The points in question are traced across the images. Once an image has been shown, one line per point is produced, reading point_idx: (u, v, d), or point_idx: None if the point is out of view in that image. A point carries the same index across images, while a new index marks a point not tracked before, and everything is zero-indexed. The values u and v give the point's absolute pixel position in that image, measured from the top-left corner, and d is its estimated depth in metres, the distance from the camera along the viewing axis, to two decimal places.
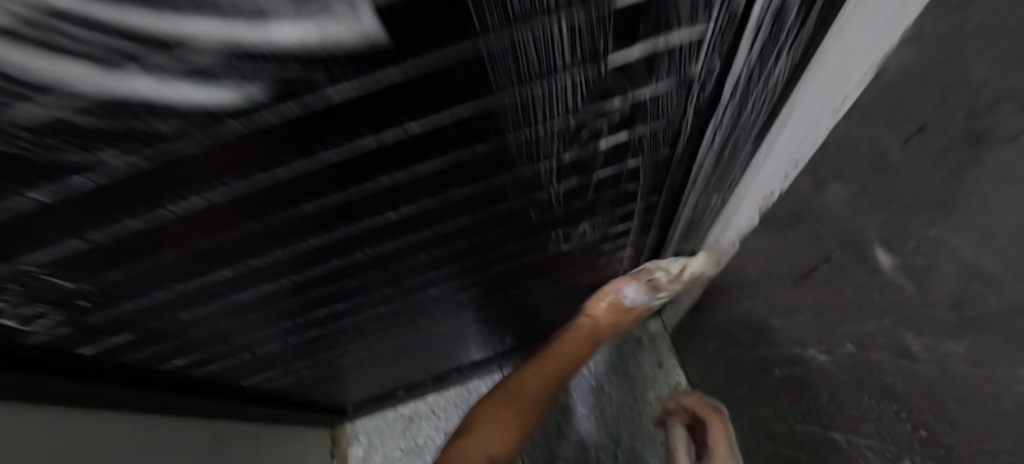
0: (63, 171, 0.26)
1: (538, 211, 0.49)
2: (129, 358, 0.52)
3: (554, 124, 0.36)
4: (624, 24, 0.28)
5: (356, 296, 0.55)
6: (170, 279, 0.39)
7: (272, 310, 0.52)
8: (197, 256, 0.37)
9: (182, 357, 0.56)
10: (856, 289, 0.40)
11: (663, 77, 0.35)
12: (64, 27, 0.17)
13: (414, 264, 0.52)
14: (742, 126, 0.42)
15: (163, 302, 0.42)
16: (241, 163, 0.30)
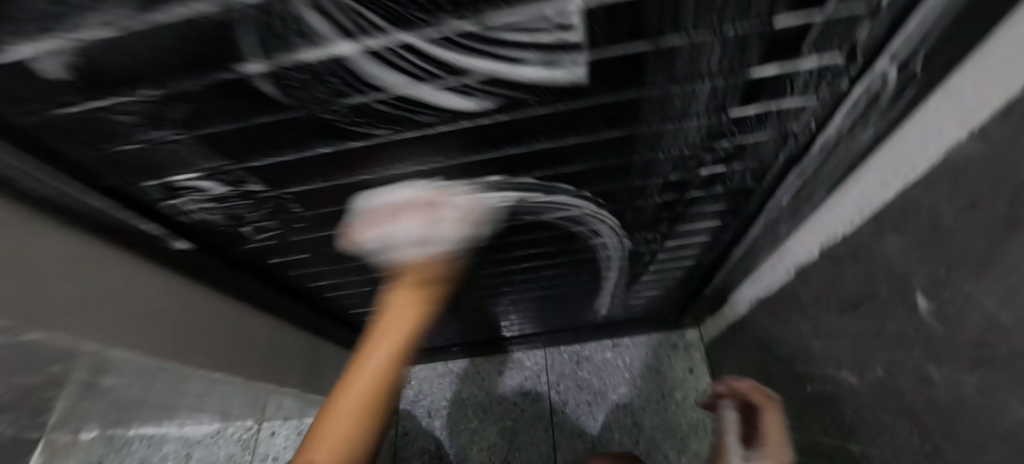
0: (355, 131, 0.38)
1: (630, 216, 0.59)
2: (291, 272, 0.65)
3: (675, 152, 0.45)
4: (753, 91, 0.39)
5: (468, 256, 0.67)
6: None
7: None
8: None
9: (323, 279, 0.70)
10: (895, 324, 0.48)
11: (768, 129, 0.44)
12: (417, 55, 0.31)
13: (523, 239, 0.63)
14: (821, 177, 0.51)
15: (336, 235, 0.55)
16: (444, 147, 0.42)
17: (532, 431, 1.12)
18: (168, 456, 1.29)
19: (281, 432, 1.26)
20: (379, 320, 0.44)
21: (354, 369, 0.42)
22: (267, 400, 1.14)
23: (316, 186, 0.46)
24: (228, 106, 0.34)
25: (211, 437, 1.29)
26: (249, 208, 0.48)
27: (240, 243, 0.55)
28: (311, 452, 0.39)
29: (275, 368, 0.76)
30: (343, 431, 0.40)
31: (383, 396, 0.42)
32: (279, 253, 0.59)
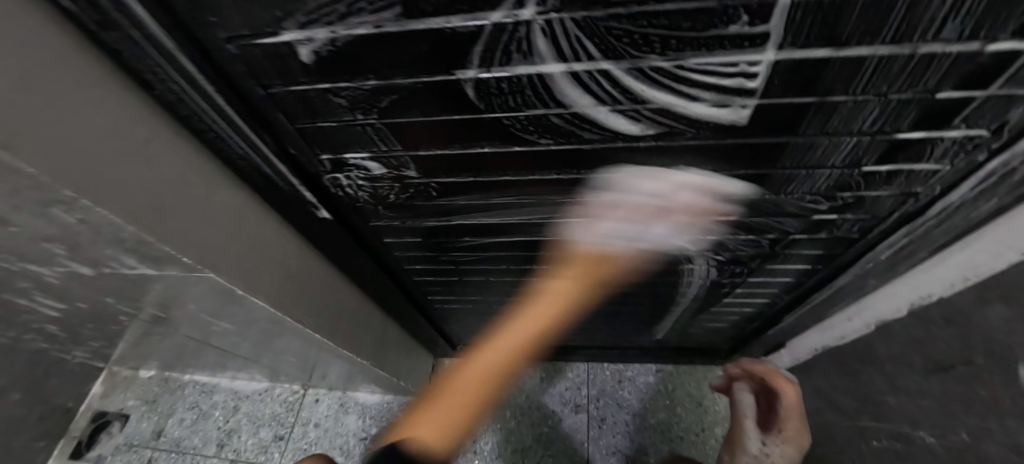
0: (519, 138, 0.43)
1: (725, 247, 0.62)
2: (395, 252, 0.71)
3: (797, 195, 0.50)
4: (890, 151, 0.42)
5: (558, 262, 0.72)
6: (485, 209, 0.58)
7: (495, 253, 0.70)
8: (503, 203, 0.56)
9: (419, 263, 0.75)
10: (990, 391, 0.48)
11: (891, 187, 0.47)
12: (609, 81, 0.35)
13: (617, 253, 0.67)
14: (928, 238, 0.53)
15: (455, 222, 0.61)
16: (590, 162, 0.46)
17: (567, 442, 1.15)
18: (218, 404, 1.37)
19: (324, 400, 1.32)
20: (520, 319, 0.64)
21: (479, 355, 0.62)
22: (321, 367, 1.20)
23: (458, 179, 0.52)
24: (427, 103, 0.40)
25: (258, 394, 1.36)
26: (394, 189, 0.54)
27: (369, 218, 0.62)
28: (438, 409, 0.59)
29: (355, 341, 0.81)
30: (475, 396, 0.60)
31: (514, 361, 0.63)
32: (395, 233, 0.65)
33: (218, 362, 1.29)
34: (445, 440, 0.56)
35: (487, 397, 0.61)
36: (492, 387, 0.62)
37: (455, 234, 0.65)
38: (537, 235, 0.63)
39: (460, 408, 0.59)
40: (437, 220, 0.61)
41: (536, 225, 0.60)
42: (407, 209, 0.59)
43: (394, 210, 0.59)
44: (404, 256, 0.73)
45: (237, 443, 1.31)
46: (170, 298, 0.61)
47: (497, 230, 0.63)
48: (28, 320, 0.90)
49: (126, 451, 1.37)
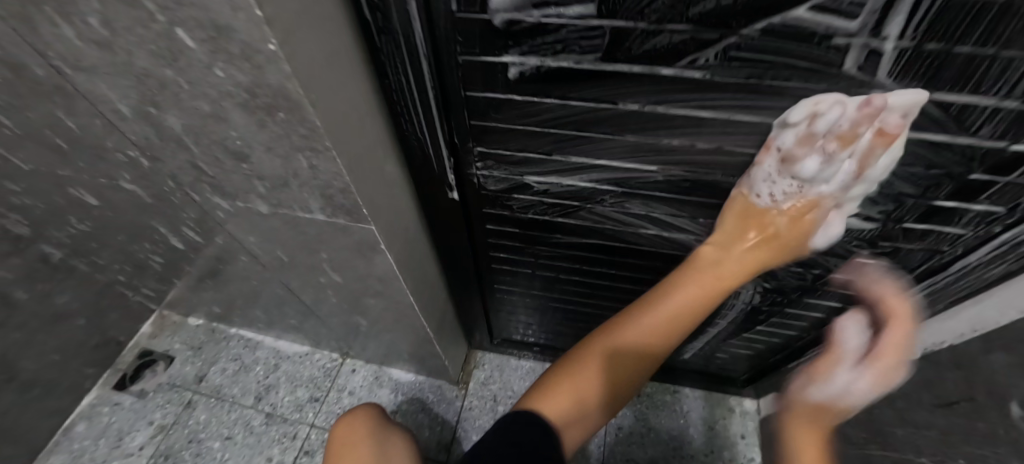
0: (643, 156, 0.58)
1: (775, 277, 0.77)
2: (492, 242, 0.85)
3: (846, 238, 0.65)
4: (927, 212, 0.56)
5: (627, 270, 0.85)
6: (585, 213, 0.71)
7: (575, 255, 0.84)
8: (603, 209, 0.69)
9: (506, 255, 0.88)
10: (987, 424, 0.54)
11: (924, 242, 0.61)
12: (730, 119, 0.51)
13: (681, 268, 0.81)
14: (946, 292, 0.65)
15: (556, 221, 0.75)
16: (689, 182, 0.61)
17: (583, 443, 1.34)
18: (259, 360, 1.58)
19: (360, 371, 1.53)
20: (654, 301, 0.72)
21: (625, 328, 0.74)
22: (368, 339, 1.36)
23: (575, 183, 0.65)
24: (584, 120, 0.55)
25: (299, 356, 1.58)
26: (524, 185, 0.68)
27: (485, 207, 0.75)
28: (583, 375, 0.75)
29: (425, 308, 0.93)
30: (600, 364, 0.75)
31: (665, 340, 0.73)
32: (501, 222, 0.79)
33: (275, 323, 1.49)
34: (582, 398, 0.75)
35: (623, 366, 0.75)
36: (636, 360, 0.74)
37: (552, 232, 0.78)
38: (620, 242, 0.77)
39: (596, 369, 0.75)
40: (543, 218, 0.75)
41: (624, 233, 0.74)
42: (523, 203, 0.72)
43: (511, 201, 0.73)
44: (495, 246, 0.86)
45: (273, 398, 1.50)
46: (308, 247, 0.74)
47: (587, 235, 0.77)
48: (143, 250, 1.06)
49: (168, 390, 1.55)
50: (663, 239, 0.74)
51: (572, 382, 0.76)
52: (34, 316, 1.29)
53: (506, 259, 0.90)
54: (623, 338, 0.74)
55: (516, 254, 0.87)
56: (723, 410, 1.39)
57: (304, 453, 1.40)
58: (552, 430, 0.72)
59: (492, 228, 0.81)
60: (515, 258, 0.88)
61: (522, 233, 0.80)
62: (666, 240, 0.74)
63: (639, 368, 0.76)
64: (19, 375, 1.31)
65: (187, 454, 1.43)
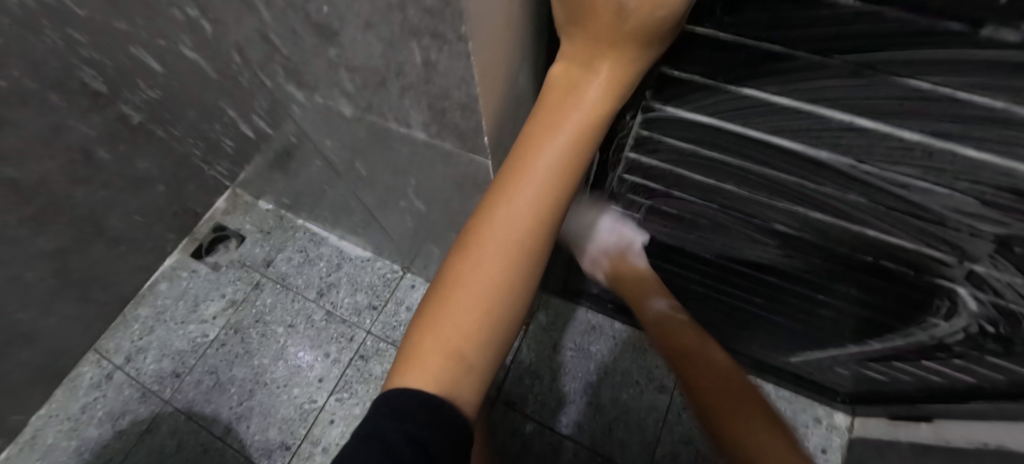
0: (929, 127, 0.36)
1: (1007, 331, 0.58)
2: (621, 192, 0.68)
3: None
4: None
5: (782, 266, 0.67)
6: (772, 190, 0.52)
7: (724, 233, 0.66)
8: (806, 188, 0.50)
9: (632, 210, 0.72)
10: None
11: None
12: None
13: (868, 279, 0.62)
14: None
15: (726, 190, 0.56)
16: (978, 180, 0.39)
17: (643, 416, 1.26)
18: (322, 256, 1.55)
19: (419, 288, 1.47)
20: (536, 132, 0.41)
21: (513, 184, 0.41)
22: (434, 261, 1.27)
23: (786, 146, 0.45)
24: (880, 46, 0.32)
25: (362, 260, 1.53)
26: (710, 142, 0.50)
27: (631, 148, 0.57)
28: (468, 296, 0.41)
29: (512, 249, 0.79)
30: (491, 268, 0.42)
31: (558, 183, 0.41)
32: (648, 177, 0.62)
33: (343, 224, 1.44)
34: (474, 332, 0.41)
35: (523, 257, 0.42)
36: (534, 239, 0.42)
37: (710, 202, 0.60)
38: (801, 234, 0.58)
39: (490, 278, 0.42)
40: (708, 182, 0.57)
41: (817, 223, 0.54)
42: (687, 156, 0.54)
43: (671, 151, 0.55)
44: (625, 199, 0.70)
45: (334, 297, 1.49)
46: (397, 168, 0.60)
47: (762, 217, 0.58)
48: (214, 130, 0.97)
49: (239, 268, 1.58)
50: (871, 243, 0.54)
51: (456, 301, 0.41)
52: (117, 176, 1.29)
53: (632, 217, 0.74)
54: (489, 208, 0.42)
55: (651, 216, 0.71)
56: (807, 418, 1.23)
57: (359, 357, 1.39)
58: (432, 405, 0.39)
59: (633, 181, 0.64)
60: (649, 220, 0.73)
61: (671, 196, 0.63)
62: (876, 245, 0.54)
63: (534, 252, 0.43)
64: (108, 231, 1.35)
65: (254, 332, 1.46)
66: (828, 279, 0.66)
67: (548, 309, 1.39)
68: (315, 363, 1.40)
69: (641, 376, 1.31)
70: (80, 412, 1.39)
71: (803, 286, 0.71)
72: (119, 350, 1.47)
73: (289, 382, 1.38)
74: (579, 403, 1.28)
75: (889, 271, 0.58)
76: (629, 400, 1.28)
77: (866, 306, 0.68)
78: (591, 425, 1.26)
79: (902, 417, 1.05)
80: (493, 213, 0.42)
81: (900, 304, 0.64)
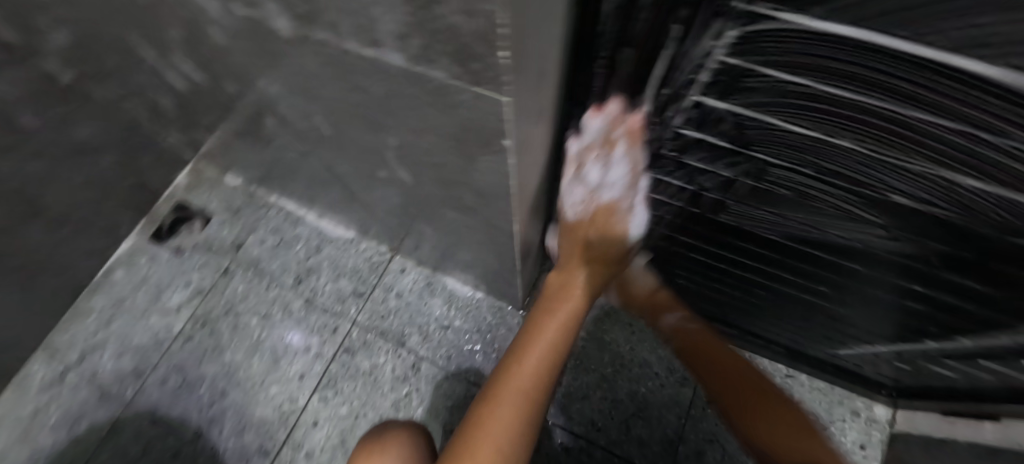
0: None
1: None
2: (671, 153, 0.51)
3: None
4: None
5: (879, 245, 0.52)
6: (919, 142, 0.35)
7: (808, 205, 0.50)
8: (989, 144, 0.32)
9: (680, 177, 0.55)
10: None
11: None
12: None
13: (1003, 271, 0.45)
14: None
15: (837, 144, 0.39)
16: None
17: (665, 412, 1.14)
18: (300, 238, 1.38)
19: (410, 272, 1.31)
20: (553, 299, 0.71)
21: (542, 327, 0.69)
22: (426, 242, 1.11)
23: (986, 83, 0.26)
24: None
25: (343, 242, 1.37)
26: (832, 70, 0.32)
27: (703, 82, 0.39)
28: (508, 405, 0.62)
29: (522, 224, 0.61)
30: (520, 390, 0.63)
31: (561, 338, 0.68)
32: (715, 130, 0.44)
33: (321, 201, 1.26)
34: (514, 428, 0.61)
35: (538, 387, 0.65)
36: (545, 374, 0.65)
37: (803, 163, 0.43)
38: (932, 209, 0.41)
39: (520, 398, 0.63)
40: (810, 134, 0.39)
41: (971, 193, 0.37)
42: (790, 94, 0.36)
43: (765, 86, 0.37)
44: (673, 163, 0.52)
45: (314, 283, 1.33)
46: (368, 117, 0.43)
47: (879, 183, 0.41)
48: (148, 86, 0.78)
49: (205, 252, 1.41)
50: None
51: (499, 412, 0.62)
52: (53, 146, 1.08)
53: (678, 187, 0.57)
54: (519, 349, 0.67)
55: (705, 185, 0.54)
56: (844, 411, 1.11)
57: (344, 351, 1.24)
58: None
59: (690, 138, 0.47)
60: (700, 190, 0.56)
61: (742, 157, 0.46)
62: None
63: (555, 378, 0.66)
64: (49, 212, 1.16)
65: (224, 325, 1.30)
66: (943, 266, 0.50)
67: None
68: (295, 357, 1.24)
69: (660, 367, 1.17)
70: (30, 417, 1.22)
71: (899, 271, 0.56)
72: (73, 346, 1.30)
73: (265, 380, 1.22)
74: (590, 398, 1.15)
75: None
76: (645, 394, 1.15)
77: (981, 298, 0.53)
78: (605, 423, 1.13)
79: (958, 415, 0.92)
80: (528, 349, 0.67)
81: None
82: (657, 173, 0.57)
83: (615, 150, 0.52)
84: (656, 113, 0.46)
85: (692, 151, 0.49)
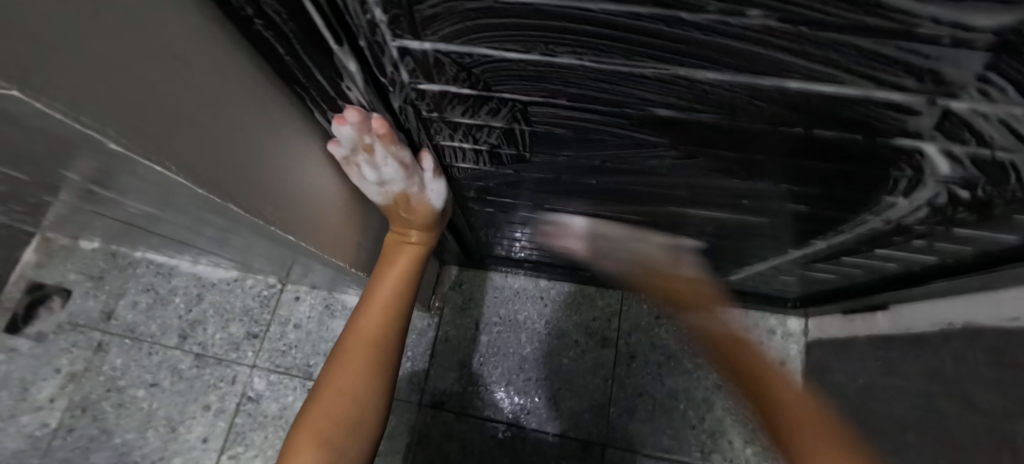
0: None
1: (991, 190, 0.40)
2: (433, 114, 0.44)
3: None
4: None
5: (680, 173, 0.47)
6: (625, 40, 0.29)
7: (593, 145, 0.44)
8: (680, 20, 0.26)
9: (468, 142, 0.48)
10: None
11: None
12: None
13: (795, 166, 0.42)
14: None
15: (560, 63, 0.33)
16: None
17: (589, 377, 1.11)
18: (177, 290, 1.25)
19: (306, 299, 1.20)
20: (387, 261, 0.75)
21: (377, 289, 0.73)
22: (298, 263, 1.01)
23: None
24: None
25: (227, 284, 1.24)
26: None
27: (388, 23, 0.32)
28: (349, 367, 0.67)
29: (293, 210, 0.54)
30: (363, 359, 0.68)
31: (397, 300, 0.73)
32: (447, 75, 0.37)
33: (180, 246, 1.12)
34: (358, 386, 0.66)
35: (382, 348, 0.69)
36: (388, 336, 0.70)
37: (549, 93, 0.37)
38: (696, 114, 0.36)
39: (363, 364, 0.67)
40: (529, 56, 0.33)
41: (712, 86, 0.32)
42: (475, 16, 0.29)
43: (444, 12, 0.29)
44: (445, 124, 0.45)
45: (201, 336, 1.20)
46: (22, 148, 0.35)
47: (628, 100, 0.36)
48: None
49: (71, 331, 1.25)
50: (802, 102, 0.32)
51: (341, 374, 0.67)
52: None
53: (473, 152, 0.51)
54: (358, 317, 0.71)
55: (493, 142, 0.47)
56: (761, 332, 1.11)
57: (248, 400, 1.14)
58: (324, 440, 0.62)
59: (434, 91, 0.40)
60: (493, 149, 0.49)
61: (496, 101, 0.40)
62: (806, 108, 0.33)
63: (394, 329, 0.72)
64: None
65: (108, 405, 1.17)
66: (753, 175, 0.45)
67: (462, 284, 1.19)
68: (195, 420, 1.13)
69: (579, 334, 1.14)
70: None
71: (723, 194, 0.51)
72: None
73: (165, 453, 1.12)
74: (516, 382, 1.11)
75: (831, 147, 0.38)
76: (571, 365, 1.12)
77: (800, 201, 0.50)
78: (534, 403, 1.10)
79: (856, 310, 0.94)
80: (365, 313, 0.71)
81: (850, 189, 0.45)
82: (444, 141, 0.50)
83: (380, 156, 0.53)
84: (380, 72, 0.38)
85: (451, 108, 0.42)
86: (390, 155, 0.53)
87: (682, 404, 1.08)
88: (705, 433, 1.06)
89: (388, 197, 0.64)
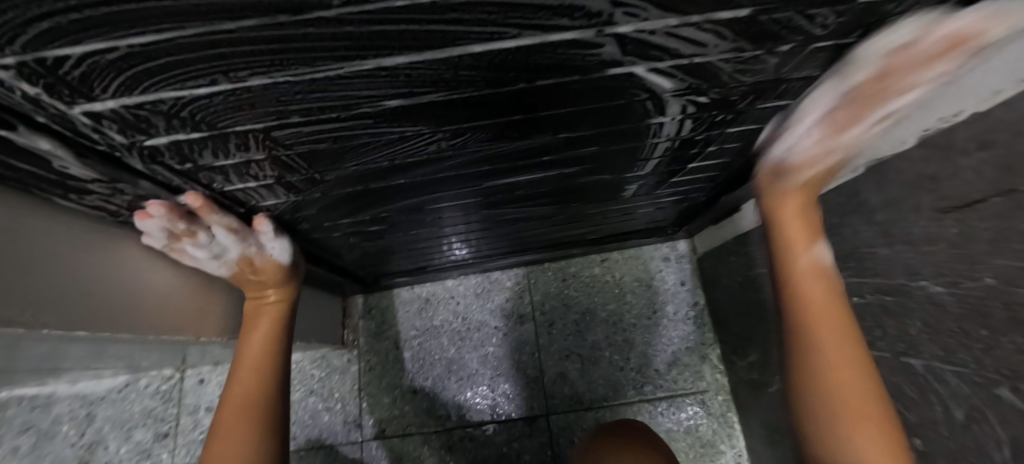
0: None
1: (719, 89, 0.44)
2: (189, 167, 0.42)
3: None
4: None
5: (467, 151, 0.48)
6: (292, 50, 0.29)
7: (366, 149, 0.44)
8: (315, 25, 0.27)
9: (252, 181, 0.47)
10: None
11: None
12: None
13: (555, 116, 0.44)
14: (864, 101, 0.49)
15: (261, 84, 0.32)
16: None
17: (518, 356, 1.13)
18: (60, 420, 1.11)
19: (211, 379, 1.12)
20: (249, 325, 0.67)
21: (242, 355, 0.65)
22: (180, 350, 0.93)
23: None
24: None
25: (117, 393, 1.12)
26: (90, 24, 0.25)
27: (49, 92, 0.30)
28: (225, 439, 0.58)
29: (97, 307, 0.46)
30: (237, 427, 0.59)
31: (269, 361, 0.65)
32: (165, 127, 0.36)
33: (37, 377, 0.98)
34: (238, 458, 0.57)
35: (258, 417, 0.60)
36: (262, 397, 0.62)
37: (277, 114, 0.36)
38: (423, 97, 0.37)
39: (238, 443, 0.58)
40: (222, 85, 0.32)
41: (410, 67, 0.33)
42: (131, 63, 0.28)
43: (94, 67, 0.28)
44: (212, 172, 0.43)
45: (105, 456, 1.09)
46: None
47: (356, 102, 0.36)
48: None
49: None
50: (502, 65, 0.34)
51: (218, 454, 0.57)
52: None
53: (265, 188, 0.49)
54: (228, 388, 0.63)
55: (274, 174, 0.46)
56: (657, 262, 1.19)
57: None
58: None
59: (165, 144, 0.38)
60: (281, 181, 0.48)
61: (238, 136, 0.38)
62: (511, 68, 0.35)
63: (269, 390, 0.63)
64: None
65: None
66: (527, 135, 0.47)
67: (372, 310, 1.17)
68: None
69: (498, 319, 1.15)
70: None
71: (518, 158, 0.53)
72: None
73: None
74: (451, 384, 1.11)
75: (568, 93, 0.40)
76: (499, 349, 1.13)
77: (592, 143, 0.52)
78: (472, 399, 1.10)
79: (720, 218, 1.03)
80: (234, 385, 0.62)
81: (616, 122, 0.48)
82: (231, 189, 0.48)
83: (200, 236, 0.51)
84: (97, 142, 0.36)
85: (200, 154, 0.40)
86: (212, 232, 0.51)
87: (608, 351, 1.13)
88: (634, 371, 1.11)
89: (232, 267, 0.59)
